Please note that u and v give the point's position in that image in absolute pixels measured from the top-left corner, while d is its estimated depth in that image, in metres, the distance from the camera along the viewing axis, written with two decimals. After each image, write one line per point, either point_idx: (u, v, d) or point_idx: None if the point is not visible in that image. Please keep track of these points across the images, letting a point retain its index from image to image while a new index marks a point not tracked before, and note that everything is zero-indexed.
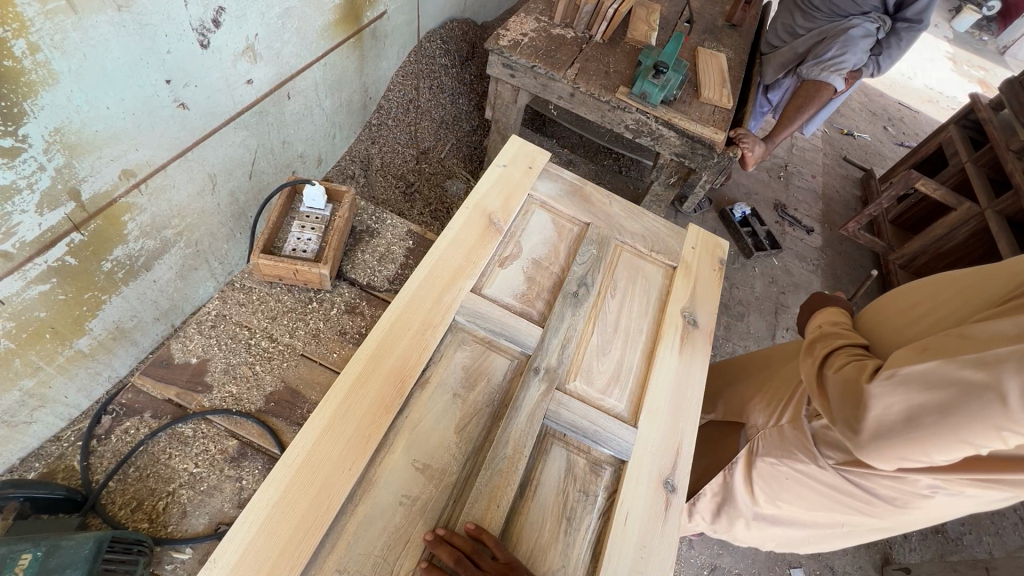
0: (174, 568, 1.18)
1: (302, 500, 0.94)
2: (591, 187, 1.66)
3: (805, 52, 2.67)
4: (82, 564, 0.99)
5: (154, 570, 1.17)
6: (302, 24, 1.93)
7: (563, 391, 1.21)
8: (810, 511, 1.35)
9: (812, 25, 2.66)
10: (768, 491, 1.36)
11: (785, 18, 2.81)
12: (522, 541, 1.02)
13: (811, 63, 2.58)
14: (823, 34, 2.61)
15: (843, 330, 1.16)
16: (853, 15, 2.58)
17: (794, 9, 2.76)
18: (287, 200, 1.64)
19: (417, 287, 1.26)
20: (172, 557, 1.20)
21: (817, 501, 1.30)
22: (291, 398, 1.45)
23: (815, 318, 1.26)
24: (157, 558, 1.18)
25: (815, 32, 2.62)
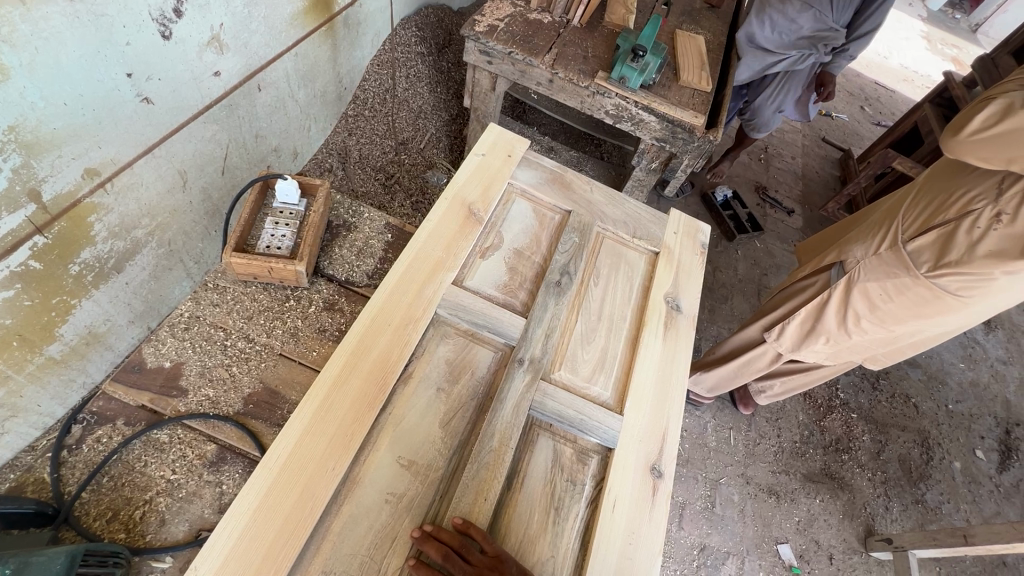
0: None
1: (286, 502, 0.93)
2: (571, 175, 1.64)
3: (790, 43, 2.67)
4: None
5: None
6: (269, 13, 1.87)
7: (547, 381, 1.21)
8: (889, 325, 1.68)
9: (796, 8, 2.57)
10: (862, 309, 1.69)
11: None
12: (510, 534, 1.01)
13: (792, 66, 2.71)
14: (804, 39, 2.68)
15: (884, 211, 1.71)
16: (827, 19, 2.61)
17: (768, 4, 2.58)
18: (258, 196, 1.60)
19: (395, 283, 1.23)
20: (152, 566, 1.17)
21: (902, 309, 1.62)
22: (271, 399, 1.42)
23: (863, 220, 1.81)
24: (136, 568, 1.15)
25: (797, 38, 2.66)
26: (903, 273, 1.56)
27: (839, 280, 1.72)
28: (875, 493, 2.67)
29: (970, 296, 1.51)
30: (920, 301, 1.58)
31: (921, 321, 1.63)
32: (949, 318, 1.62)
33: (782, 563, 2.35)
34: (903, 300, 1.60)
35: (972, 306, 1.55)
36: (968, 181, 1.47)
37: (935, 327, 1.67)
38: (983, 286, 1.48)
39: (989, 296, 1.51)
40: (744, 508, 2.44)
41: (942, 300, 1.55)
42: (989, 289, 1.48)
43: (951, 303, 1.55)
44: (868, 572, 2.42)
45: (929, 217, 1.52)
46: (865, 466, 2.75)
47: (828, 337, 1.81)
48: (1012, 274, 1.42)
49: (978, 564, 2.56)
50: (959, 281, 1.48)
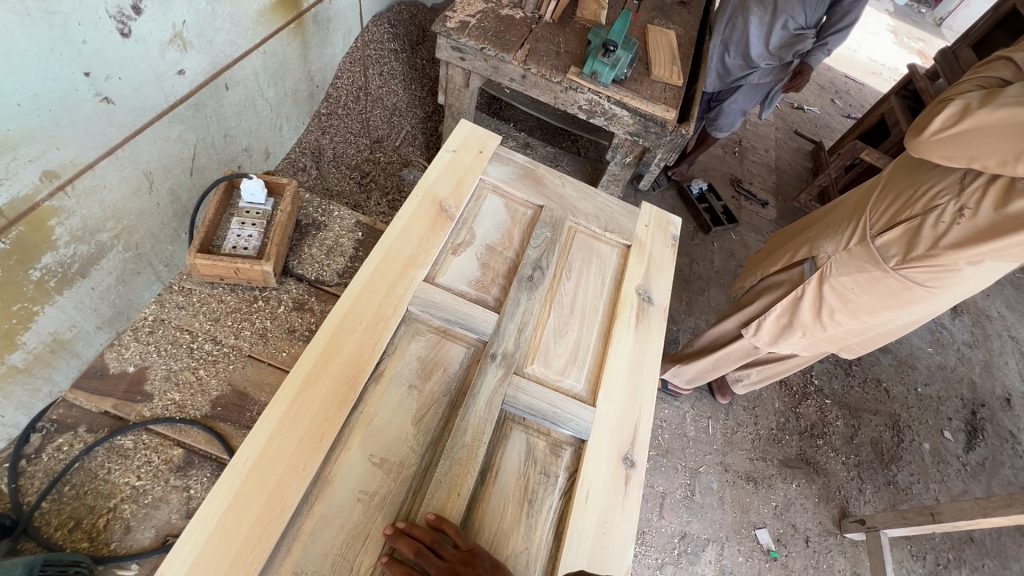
0: None
1: (255, 504, 0.92)
2: (543, 170, 1.65)
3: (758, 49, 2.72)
4: None
5: None
6: (233, 10, 1.84)
7: (520, 375, 1.21)
8: (861, 316, 1.73)
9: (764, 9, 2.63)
10: (835, 303, 1.73)
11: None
12: (484, 527, 1.01)
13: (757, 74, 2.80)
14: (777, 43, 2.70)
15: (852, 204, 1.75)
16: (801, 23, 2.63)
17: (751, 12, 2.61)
18: (223, 196, 1.57)
19: (365, 282, 1.23)
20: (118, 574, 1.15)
21: (873, 301, 1.67)
22: (240, 401, 1.40)
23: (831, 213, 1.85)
24: None
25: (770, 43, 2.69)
26: (873, 267, 1.61)
27: (812, 275, 1.76)
28: (849, 476, 2.74)
29: (937, 286, 1.57)
30: (889, 292, 1.63)
31: (892, 312, 1.69)
32: (918, 308, 1.67)
33: (760, 547, 2.40)
34: (873, 292, 1.65)
35: (939, 296, 1.60)
36: (931, 176, 1.50)
37: (905, 317, 1.72)
38: (949, 276, 1.53)
39: (956, 285, 1.56)
40: (723, 496, 2.49)
41: (911, 291, 1.60)
42: (955, 279, 1.53)
43: (920, 293, 1.60)
44: (842, 553, 2.49)
45: (895, 212, 1.56)
46: (839, 450, 2.82)
47: (804, 331, 1.86)
48: (975, 263, 1.48)
49: (947, 541, 2.65)
50: (925, 272, 1.54)
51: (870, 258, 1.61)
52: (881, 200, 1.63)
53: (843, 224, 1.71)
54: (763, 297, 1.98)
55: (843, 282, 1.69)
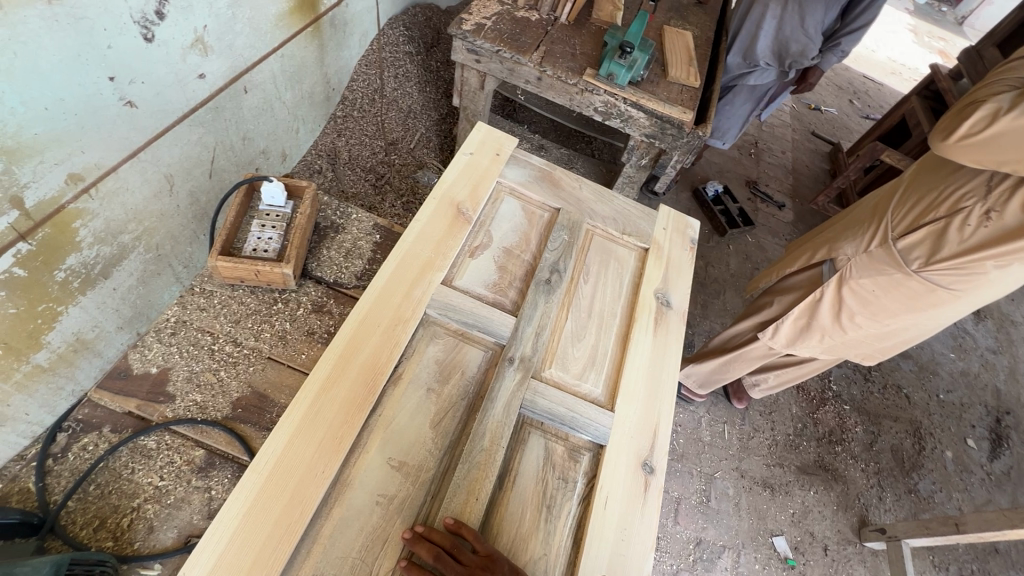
0: None
1: (275, 506, 0.92)
2: (560, 172, 1.64)
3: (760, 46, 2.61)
4: None
5: None
6: (253, 14, 1.86)
7: (538, 379, 1.21)
8: (883, 319, 1.69)
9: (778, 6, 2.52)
10: (855, 305, 1.70)
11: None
12: (502, 531, 1.01)
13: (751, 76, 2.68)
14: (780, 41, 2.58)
15: (873, 204, 1.72)
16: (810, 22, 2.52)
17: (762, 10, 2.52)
18: (243, 199, 1.58)
19: (383, 285, 1.23)
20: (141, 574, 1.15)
21: (895, 304, 1.64)
22: (260, 403, 1.41)
23: (850, 214, 1.82)
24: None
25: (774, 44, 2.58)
26: (895, 270, 1.58)
27: (832, 277, 1.73)
28: (868, 484, 2.69)
29: (962, 289, 1.53)
30: (913, 295, 1.59)
31: (916, 315, 1.65)
32: (942, 312, 1.63)
33: (777, 555, 2.36)
34: (896, 294, 1.62)
35: (965, 299, 1.56)
36: (956, 177, 1.47)
37: (929, 321, 1.69)
38: (976, 279, 1.49)
39: (981, 288, 1.52)
40: (739, 502, 2.46)
41: (935, 294, 1.56)
42: (981, 281, 1.50)
43: (943, 296, 1.56)
44: (862, 562, 2.44)
45: (919, 214, 1.52)
46: (858, 457, 2.77)
47: (822, 334, 1.82)
48: (1002, 266, 1.44)
49: (971, 551, 2.59)
50: (950, 275, 1.50)
51: (892, 260, 1.58)
52: (904, 200, 1.60)
53: (863, 225, 1.68)
54: (780, 299, 1.95)
55: (864, 284, 1.66)
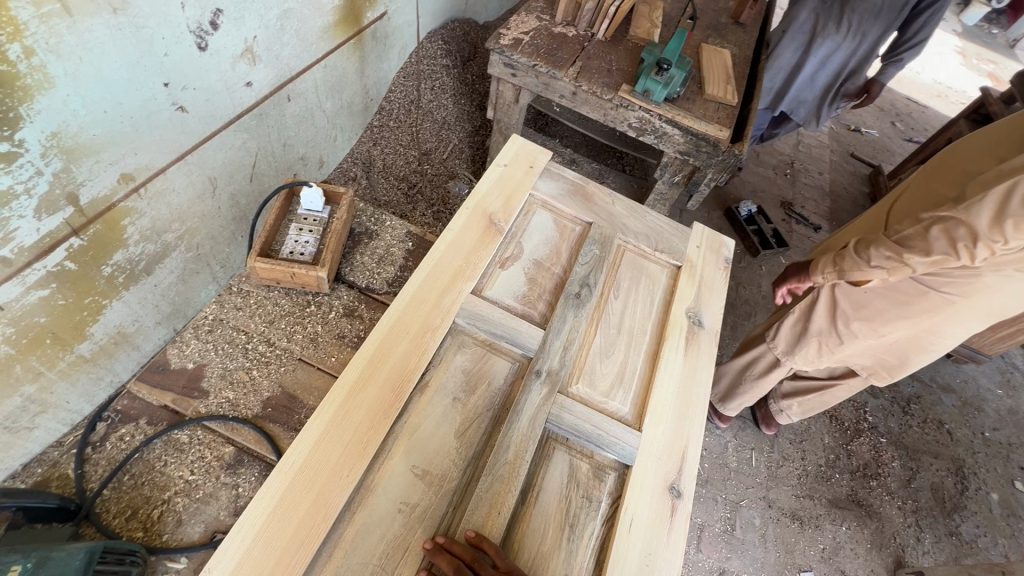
0: None
1: (300, 507, 0.93)
2: (593, 186, 1.63)
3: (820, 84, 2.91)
4: None
5: None
6: (300, 26, 1.93)
7: (564, 394, 1.19)
8: (879, 327, 1.63)
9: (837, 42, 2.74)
10: (849, 310, 1.66)
11: (818, 8, 2.71)
12: (523, 549, 0.99)
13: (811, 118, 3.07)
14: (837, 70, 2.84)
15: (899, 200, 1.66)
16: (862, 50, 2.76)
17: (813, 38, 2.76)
18: (282, 204, 1.61)
19: (414, 292, 1.25)
20: (167, 566, 1.18)
21: (888, 308, 1.59)
22: (289, 403, 1.43)
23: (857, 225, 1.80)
24: (152, 567, 1.17)
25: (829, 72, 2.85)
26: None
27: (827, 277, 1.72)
28: (905, 523, 2.55)
29: (956, 296, 1.48)
30: (905, 299, 1.54)
31: (913, 324, 1.58)
32: (943, 323, 1.56)
33: None
34: (888, 297, 1.57)
35: (961, 307, 1.50)
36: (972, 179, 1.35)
37: (928, 334, 1.61)
38: (968, 282, 1.44)
39: (979, 294, 1.46)
40: (765, 533, 2.36)
41: (929, 299, 1.51)
42: (976, 286, 1.44)
43: (938, 301, 1.50)
44: None
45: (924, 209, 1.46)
46: (894, 494, 2.63)
47: (819, 339, 1.78)
48: (997, 271, 1.39)
49: None
50: (942, 279, 1.46)
51: None
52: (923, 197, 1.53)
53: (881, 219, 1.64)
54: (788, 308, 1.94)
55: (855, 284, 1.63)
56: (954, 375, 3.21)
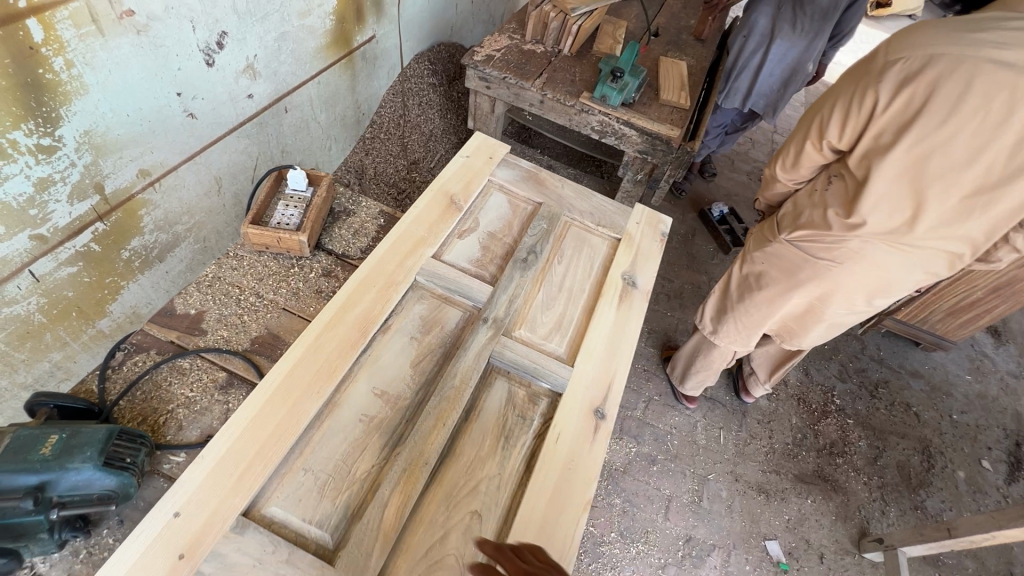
0: (171, 467, 1.38)
1: (278, 413, 1.13)
2: (545, 174, 1.87)
3: (780, 79, 3.02)
4: (97, 443, 1.17)
5: (154, 467, 1.36)
6: (295, 47, 2.22)
7: (507, 336, 1.40)
8: (777, 294, 1.84)
9: (791, 40, 2.88)
10: (753, 279, 1.91)
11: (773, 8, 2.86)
12: (463, 452, 1.18)
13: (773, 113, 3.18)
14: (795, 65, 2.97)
15: None
16: (815, 45, 2.90)
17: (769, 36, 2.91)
18: (273, 184, 1.86)
19: (381, 255, 1.47)
20: (169, 459, 1.39)
21: (781, 276, 1.80)
22: (273, 341, 1.65)
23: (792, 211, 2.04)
24: (157, 458, 1.37)
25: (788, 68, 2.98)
26: (777, 241, 1.79)
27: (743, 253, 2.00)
28: (870, 497, 2.67)
29: (833, 261, 1.64)
30: (792, 266, 1.75)
31: (803, 291, 1.76)
32: (833, 290, 1.71)
33: (769, 558, 2.37)
34: (780, 264, 1.80)
35: (838, 272, 1.64)
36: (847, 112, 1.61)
37: (824, 304, 1.78)
38: (837, 247, 1.60)
39: (853, 261, 1.60)
40: (731, 504, 2.49)
41: (810, 266, 1.70)
42: (846, 252, 1.59)
43: (819, 267, 1.68)
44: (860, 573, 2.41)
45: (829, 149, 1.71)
46: (860, 470, 2.75)
47: (739, 312, 2.00)
48: (861, 235, 1.54)
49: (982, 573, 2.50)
50: (814, 242, 1.65)
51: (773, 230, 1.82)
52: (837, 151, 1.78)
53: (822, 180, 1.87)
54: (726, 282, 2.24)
55: (759, 256, 1.87)
56: (922, 362, 3.34)
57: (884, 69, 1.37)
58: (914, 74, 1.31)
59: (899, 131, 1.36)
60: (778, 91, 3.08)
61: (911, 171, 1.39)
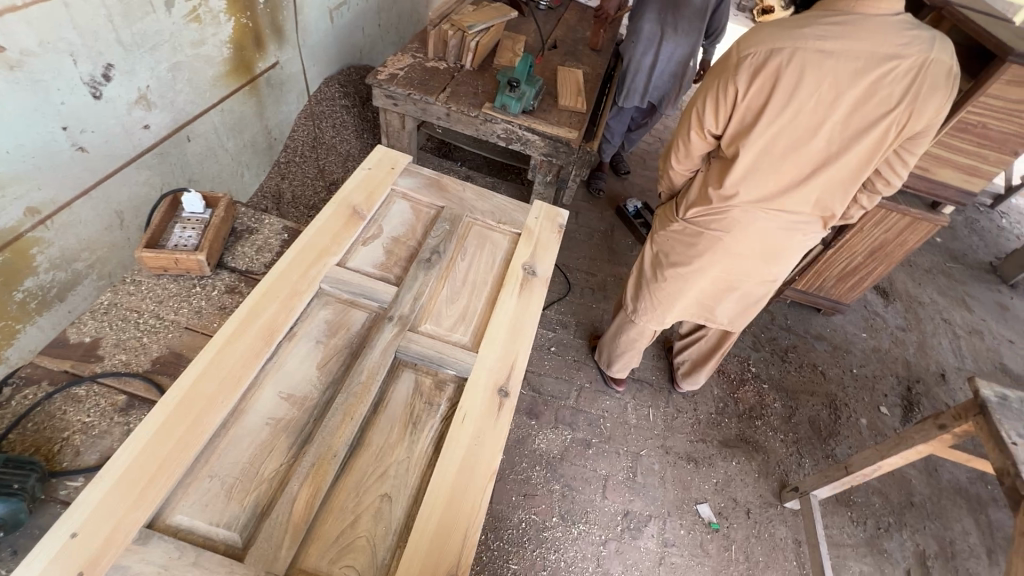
0: (69, 492, 1.33)
1: (180, 426, 1.15)
2: (447, 179, 1.98)
3: (671, 76, 3.29)
4: None
5: (49, 495, 1.31)
6: (192, 76, 2.23)
7: (413, 331, 1.47)
8: (683, 269, 1.99)
9: (676, 41, 3.14)
10: (662, 258, 2.06)
11: (656, 15, 3.08)
12: (372, 442, 1.24)
13: (671, 104, 3.44)
14: (682, 63, 3.25)
15: None
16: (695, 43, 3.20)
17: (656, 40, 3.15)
18: (168, 208, 1.85)
19: (284, 267, 1.52)
20: (66, 485, 1.34)
21: (682, 252, 1.96)
22: (175, 359, 1.63)
23: None
24: (52, 486, 1.33)
25: (676, 65, 3.26)
26: (676, 221, 1.97)
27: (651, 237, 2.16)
28: (788, 452, 2.91)
29: (721, 231, 1.82)
30: (689, 241, 1.92)
31: (703, 263, 1.93)
32: (727, 259, 1.89)
33: (701, 520, 2.53)
34: (681, 239, 1.96)
35: (727, 242, 1.83)
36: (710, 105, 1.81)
37: (725, 274, 1.95)
38: (723, 216, 1.79)
39: (736, 228, 1.79)
40: (664, 475, 2.65)
41: (706, 238, 1.87)
42: (730, 219, 1.79)
43: (711, 238, 1.85)
44: (783, 522, 2.62)
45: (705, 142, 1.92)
46: (777, 429, 3.00)
47: (654, 291, 2.14)
48: (739, 203, 1.74)
49: (887, 505, 2.78)
50: (706, 213, 1.84)
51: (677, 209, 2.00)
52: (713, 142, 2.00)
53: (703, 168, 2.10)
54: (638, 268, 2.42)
55: (666, 236, 2.03)
56: (824, 325, 3.69)
57: (738, 64, 1.55)
58: (760, 67, 1.50)
59: (757, 115, 1.57)
60: (672, 86, 3.34)
61: (772, 147, 1.61)
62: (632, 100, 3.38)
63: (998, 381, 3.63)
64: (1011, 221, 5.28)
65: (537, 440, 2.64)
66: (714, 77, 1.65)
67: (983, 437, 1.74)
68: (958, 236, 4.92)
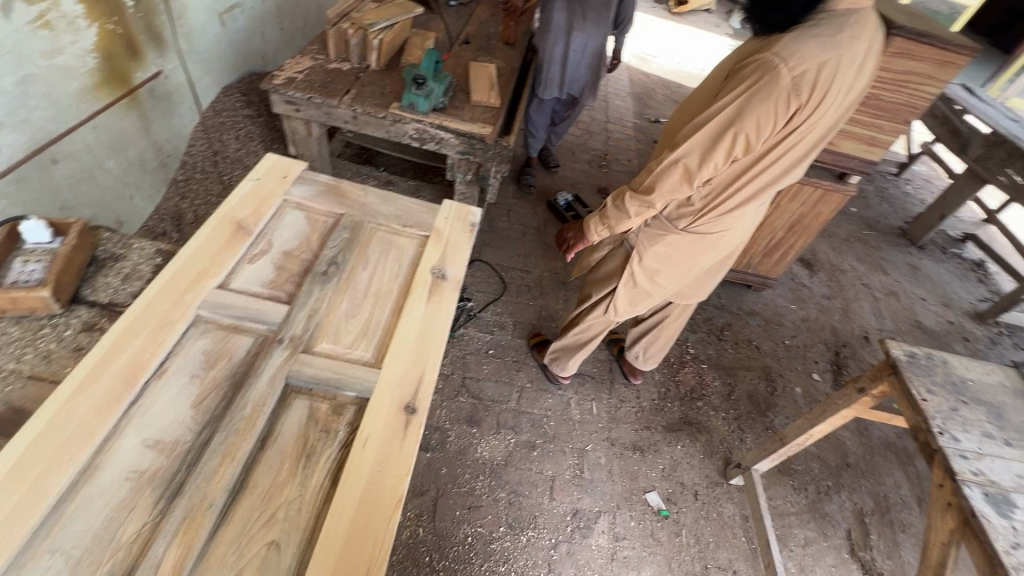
0: None
1: (15, 493, 0.98)
2: (346, 185, 1.85)
3: (586, 66, 3.29)
4: None
5: None
6: (49, 90, 1.99)
7: (307, 353, 1.34)
8: (677, 267, 2.05)
9: (586, 31, 3.13)
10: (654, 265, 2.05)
11: (564, 5, 3.06)
12: (257, 483, 1.10)
13: (591, 95, 3.44)
14: (595, 51, 3.25)
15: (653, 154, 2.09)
16: (606, 32, 3.22)
17: (568, 30, 3.13)
18: (5, 240, 1.60)
19: (154, 294, 1.35)
20: None
21: (682, 253, 2.00)
22: (13, 417, 1.35)
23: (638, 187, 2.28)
24: None
25: (589, 54, 3.26)
26: (669, 231, 1.94)
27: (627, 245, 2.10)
28: (729, 429, 2.95)
29: (724, 226, 1.92)
30: (692, 245, 1.96)
31: (702, 257, 2.02)
32: (718, 248, 2.01)
33: (650, 509, 2.51)
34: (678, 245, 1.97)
35: (728, 234, 1.95)
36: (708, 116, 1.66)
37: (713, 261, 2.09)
38: (729, 215, 1.87)
39: (736, 220, 1.92)
40: (611, 468, 2.62)
41: (707, 237, 1.93)
42: (735, 216, 1.89)
43: (712, 237, 1.94)
44: (730, 499, 2.64)
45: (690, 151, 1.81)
46: (718, 407, 3.04)
47: (640, 293, 2.16)
48: (745, 201, 1.84)
49: (825, 469, 2.87)
50: (712, 218, 1.87)
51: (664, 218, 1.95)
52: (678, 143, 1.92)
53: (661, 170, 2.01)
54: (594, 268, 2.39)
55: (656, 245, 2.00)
56: (756, 301, 3.80)
57: (794, 83, 1.46)
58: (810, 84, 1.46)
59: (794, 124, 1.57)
60: (588, 75, 3.34)
61: (792, 150, 1.68)
62: (551, 92, 3.35)
63: (915, 338, 3.85)
64: (915, 187, 5.67)
65: (480, 448, 2.54)
66: (751, 96, 1.50)
67: (897, 397, 1.79)
68: (871, 205, 5.22)
